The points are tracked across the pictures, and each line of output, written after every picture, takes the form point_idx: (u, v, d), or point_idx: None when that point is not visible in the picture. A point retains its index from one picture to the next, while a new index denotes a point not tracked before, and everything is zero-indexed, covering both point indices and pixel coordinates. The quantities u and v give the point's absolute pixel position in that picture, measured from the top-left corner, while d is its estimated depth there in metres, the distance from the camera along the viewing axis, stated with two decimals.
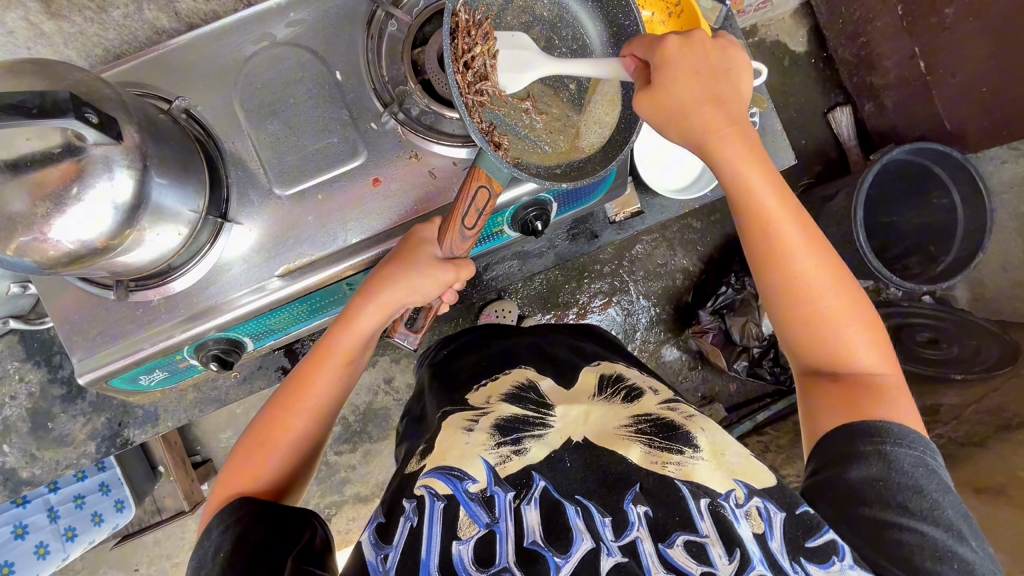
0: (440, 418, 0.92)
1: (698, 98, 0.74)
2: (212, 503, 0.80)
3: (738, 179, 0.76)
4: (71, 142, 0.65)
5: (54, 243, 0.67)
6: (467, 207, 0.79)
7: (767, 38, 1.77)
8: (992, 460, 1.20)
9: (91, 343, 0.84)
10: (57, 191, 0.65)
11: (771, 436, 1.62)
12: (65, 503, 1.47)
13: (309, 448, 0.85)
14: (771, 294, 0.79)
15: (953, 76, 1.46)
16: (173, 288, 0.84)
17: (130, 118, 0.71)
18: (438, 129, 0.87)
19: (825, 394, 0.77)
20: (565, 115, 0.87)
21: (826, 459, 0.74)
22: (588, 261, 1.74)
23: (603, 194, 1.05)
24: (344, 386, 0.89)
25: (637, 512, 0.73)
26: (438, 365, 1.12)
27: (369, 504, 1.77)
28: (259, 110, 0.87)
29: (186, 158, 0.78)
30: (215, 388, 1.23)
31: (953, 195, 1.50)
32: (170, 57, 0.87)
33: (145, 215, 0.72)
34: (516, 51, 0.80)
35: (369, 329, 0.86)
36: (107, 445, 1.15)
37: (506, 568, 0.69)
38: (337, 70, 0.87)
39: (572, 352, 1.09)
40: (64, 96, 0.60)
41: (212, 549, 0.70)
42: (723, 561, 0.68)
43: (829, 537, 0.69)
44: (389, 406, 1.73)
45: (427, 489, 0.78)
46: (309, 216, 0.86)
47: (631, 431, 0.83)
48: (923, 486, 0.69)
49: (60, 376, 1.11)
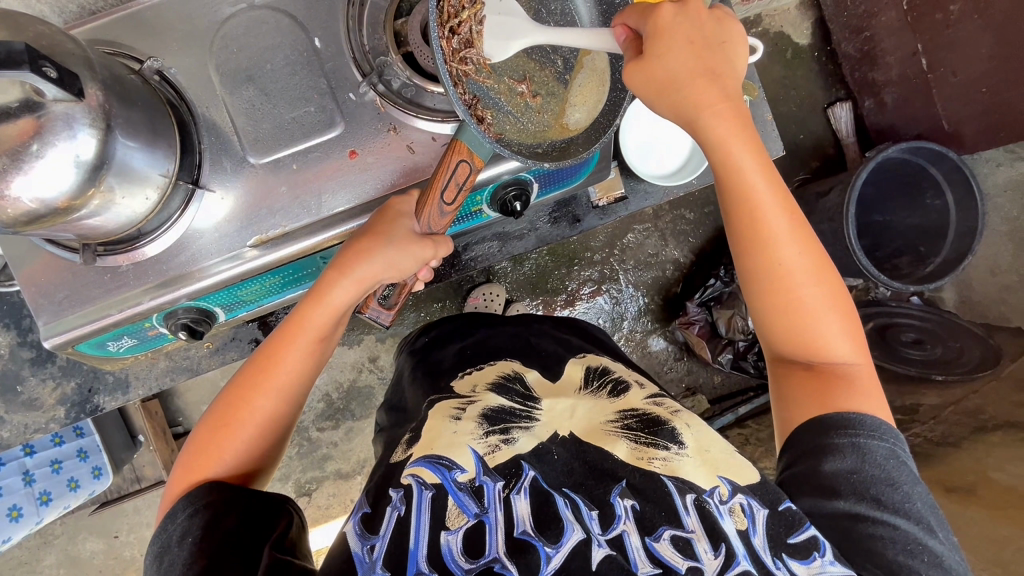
0: (427, 406, 0.91)
1: (690, 70, 0.71)
2: (171, 489, 0.79)
3: (726, 160, 0.74)
4: (30, 97, 0.64)
5: (14, 200, 0.65)
6: (447, 180, 0.78)
7: (770, 29, 1.74)
8: (964, 460, 1.20)
9: (57, 308, 0.83)
10: (16, 148, 0.64)
11: (752, 428, 1.62)
12: (42, 468, 1.45)
13: (276, 430, 0.84)
14: (749, 277, 0.78)
15: (954, 75, 1.44)
16: (144, 253, 0.82)
17: (95, 76, 0.69)
18: (420, 103, 0.85)
19: (797, 382, 0.77)
20: (553, 91, 0.85)
21: (800, 452, 0.73)
22: (577, 248, 1.73)
23: (586, 176, 1.03)
24: (315, 366, 0.88)
25: (623, 506, 0.73)
26: (419, 353, 1.11)
27: (350, 481, 1.77)
28: (235, 76, 0.84)
29: (154, 119, 0.76)
30: (188, 357, 1.22)
31: (946, 195, 1.49)
32: (144, 15, 0.85)
33: (109, 176, 0.70)
34: (504, 18, 0.79)
35: (343, 304, 0.85)
36: (77, 410, 1.14)
37: (496, 559, 0.68)
38: (317, 38, 0.85)
39: (557, 344, 1.09)
40: (20, 47, 0.58)
41: (177, 534, 0.70)
42: (709, 556, 0.68)
43: (811, 533, 0.68)
44: (373, 385, 1.73)
45: (415, 478, 0.77)
46: (283, 185, 0.84)
47: (617, 427, 0.84)
48: (895, 479, 0.70)
49: (30, 339, 1.10)
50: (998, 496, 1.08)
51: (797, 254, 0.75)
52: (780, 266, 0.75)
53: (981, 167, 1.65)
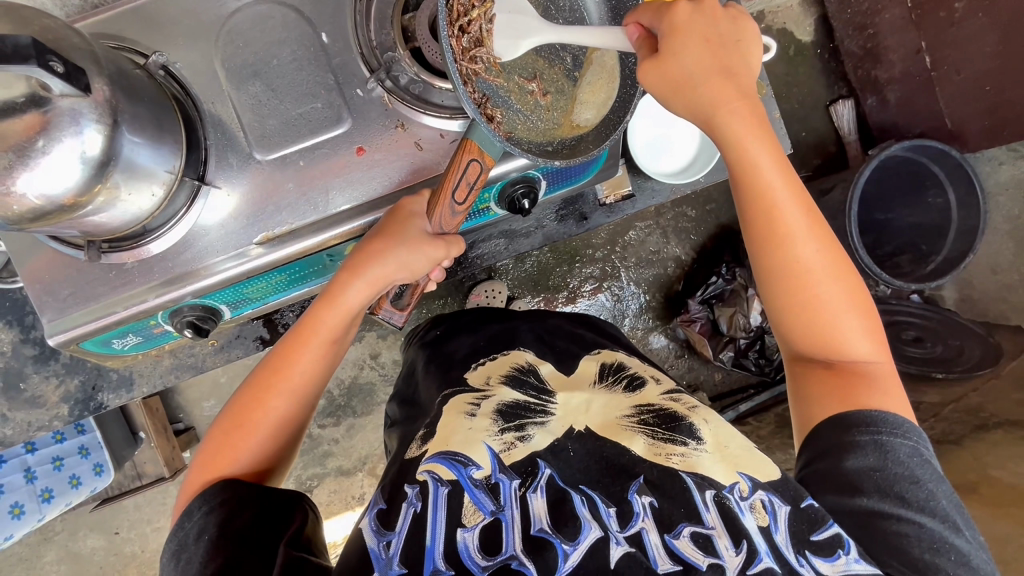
0: (439, 402, 0.90)
1: (708, 68, 0.71)
2: (185, 488, 0.79)
3: (744, 159, 0.74)
4: (36, 92, 0.63)
5: (19, 197, 0.64)
6: (457, 180, 0.77)
7: (774, 25, 1.73)
8: (966, 458, 1.21)
9: (61, 306, 0.82)
10: (21, 143, 0.63)
11: (754, 425, 1.63)
12: (43, 465, 1.45)
13: (289, 429, 0.84)
14: (766, 276, 0.78)
15: (958, 73, 1.43)
16: (149, 250, 0.82)
17: (101, 71, 0.68)
18: (427, 99, 0.84)
19: (817, 381, 0.77)
20: (562, 88, 0.85)
21: (820, 450, 0.73)
22: (580, 245, 1.73)
23: (595, 174, 1.02)
24: (328, 365, 0.87)
25: (642, 503, 0.73)
26: (431, 346, 1.10)
27: (351, 478, 1.77)
28: (241, 72, 0.83)
29: (160, 114, 0.75)
30: (192, 354, 1.21)
31: (948, 194, 1.49)
32: (148, 9, 0.84)
33: (115, 172, 0.69)
34: (514, 16, 0.78)
35: (356, 304, 0.84)
36: (80, 408, 1.13)
37: (513, 556, 0.68)
38: (323, 33, 0.84)
39: (570, 340, 1.08)
40: (26, 42, 0.57)
41: (194, 531, 0.70)
42: (730, 552, 0.68)
43: (835, 531, 0.68)
44: (375, 382, 1.73)
45: (430, 474, 0.76)
46: (291, 182, 0.83)
47: (633, 422, 0.83)
48: (919, 477, 0.70)
49: (32, 337, 1.09)
50: (999, 493, 1.08)
51: (815, 252, 0.75)
52: (798, 265, 0.75)
53: (983, 165, 1.66)
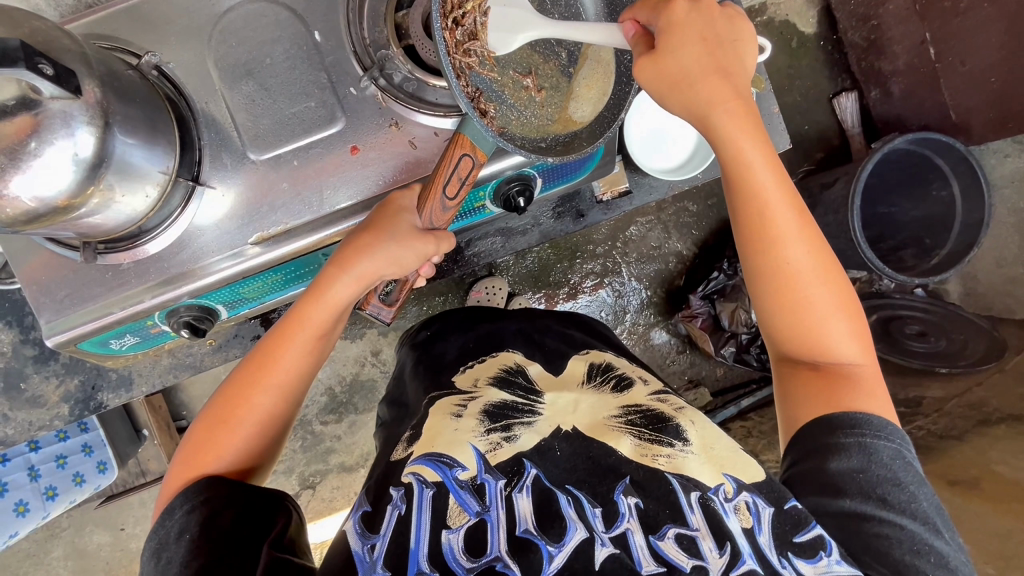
0: (427, 404, 0.91)
1: (703, 66, 0.70)
2: (167, 484, 0.79)
3: (737, 157, 0.73)
4: (26, 95, 0.63)
5: (13, 200, 0.64)
6: (449, 173, 0.77)
7: (776, 17, 1.71)
8: (968, 453, 1.19)
9: (58, 307, 0.83)
10: (14, 146, 0.63)
11: (755, 420, 1.63)
12: (46, 463, 1.47)
13: (275, 426, 0.84)
14: (757, 276, 0.77)
15: (962, 64, 1.41)
16: (146, 251, 0.82)
17: (92, 73, 0.68)
18: (421, 97, 0.84)
19: (804, 381, 0.77)
20: (558, 83, 0.84)
21: (806, 451, 0.73)
22: (580, 241, 1.72)
23: (591, 171, 1.02)
24: (315, 361, 0.87)
25: (627, 504, 0.73)
26: (421, 347, 1.11)
27: (354, 474, 1.78)
28: (234, 71, 0.83)
29: (153, 115, 0.75)
30: (190, 354, 1.22)
31: (952, 186, 1.47)
32: (140, 9, 0.83)
33: (108, 173, 0.69)
34: (509, 11, 0.78)
35: (343, 300, 0.84)
36: (81, 407, 1.15)
37: (498, 557, 0.68)
38: (316, 31, 0.84)
39: (560, 340, 1.08)
40: (15, 45, 0.57)
41: (174, 530, 0.70)
42: (714, 554, 0.68)
43: (816, 533, 0.68)
44: (377, 378, 1.73)
45: (415, 476, 0.76)
46: (285, 182, 0.83)
47: (621, 423, 0.83)
48: (901, 479, 0.69)
49: (32, 337, 1.10)
50: (1002, 489, 1.07)
51: (806, 254, 0.74)
52: (788, 266, 0.74)
53: (989, 157, 1.63)
